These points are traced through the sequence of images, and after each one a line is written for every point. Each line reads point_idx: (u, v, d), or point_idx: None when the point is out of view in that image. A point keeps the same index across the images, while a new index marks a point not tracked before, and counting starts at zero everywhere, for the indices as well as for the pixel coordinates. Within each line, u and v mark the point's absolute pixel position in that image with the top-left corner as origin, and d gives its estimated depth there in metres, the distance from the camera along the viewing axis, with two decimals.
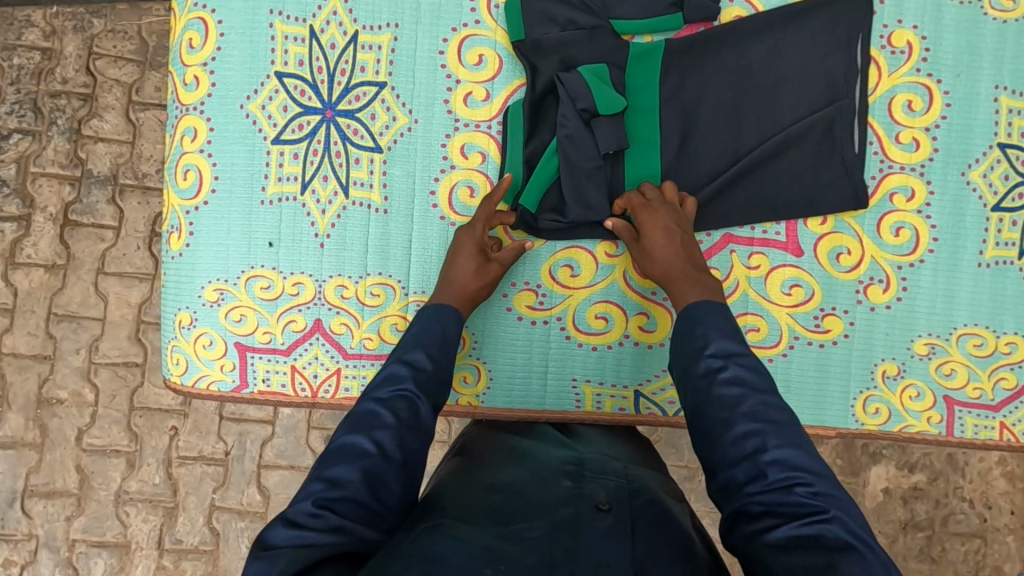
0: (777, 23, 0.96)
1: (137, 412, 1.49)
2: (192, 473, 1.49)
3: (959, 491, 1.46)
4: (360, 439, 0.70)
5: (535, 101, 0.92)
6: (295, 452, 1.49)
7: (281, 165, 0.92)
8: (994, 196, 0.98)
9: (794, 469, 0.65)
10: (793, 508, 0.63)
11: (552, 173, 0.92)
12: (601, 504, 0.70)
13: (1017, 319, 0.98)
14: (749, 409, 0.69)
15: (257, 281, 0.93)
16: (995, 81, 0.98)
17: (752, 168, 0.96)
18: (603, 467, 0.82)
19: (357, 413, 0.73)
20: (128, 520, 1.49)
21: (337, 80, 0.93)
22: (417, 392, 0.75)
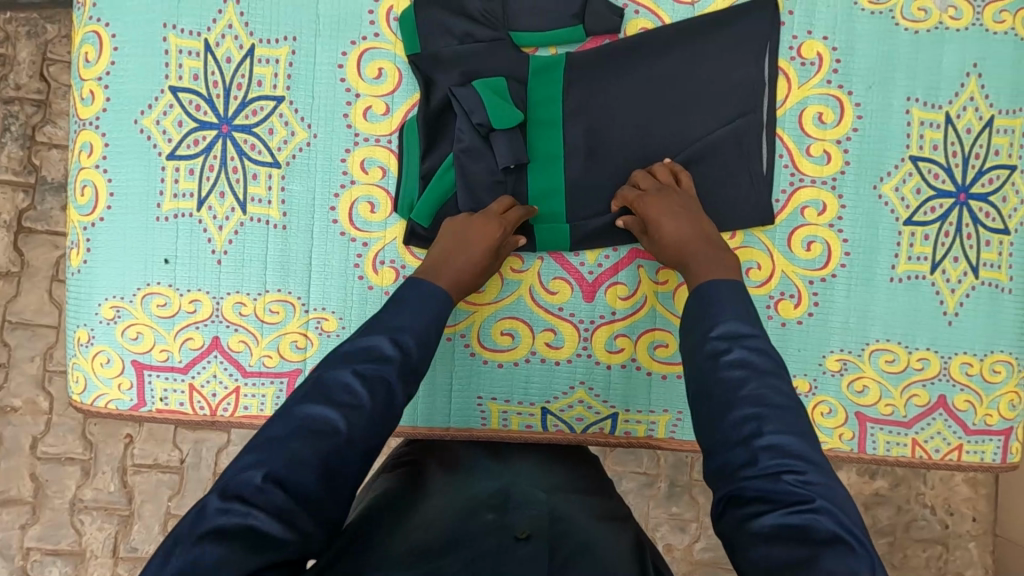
0: (685, 35, 0.94)
1: (91, 420, 1.49)
2: (148, 480, 1.48)
3: (921, 497, 1.45)
4: (328, 412, 0.67)
5: (431, 117, 0.91)
6: None
7: (176, 181, 0.91)
8: (906, 210, 0.97)
9: (789, 457, 0.62)
10: (779, 495, 0.60)
11: (450, 188, 0.92)
12: (520, 533, 0.68)
13: (932, 334, 0.97)
14: (750, 393, 0.67)
15: (153, 298, 0.92)
16: (908, 92, 0.96)
17: None
18: (528, 495, 0.79)
19: (332, 383, 0.70)
20: (83, 528, 1.49)
21: (233, 95, 0.91)
22: (393, 379, 0.72)
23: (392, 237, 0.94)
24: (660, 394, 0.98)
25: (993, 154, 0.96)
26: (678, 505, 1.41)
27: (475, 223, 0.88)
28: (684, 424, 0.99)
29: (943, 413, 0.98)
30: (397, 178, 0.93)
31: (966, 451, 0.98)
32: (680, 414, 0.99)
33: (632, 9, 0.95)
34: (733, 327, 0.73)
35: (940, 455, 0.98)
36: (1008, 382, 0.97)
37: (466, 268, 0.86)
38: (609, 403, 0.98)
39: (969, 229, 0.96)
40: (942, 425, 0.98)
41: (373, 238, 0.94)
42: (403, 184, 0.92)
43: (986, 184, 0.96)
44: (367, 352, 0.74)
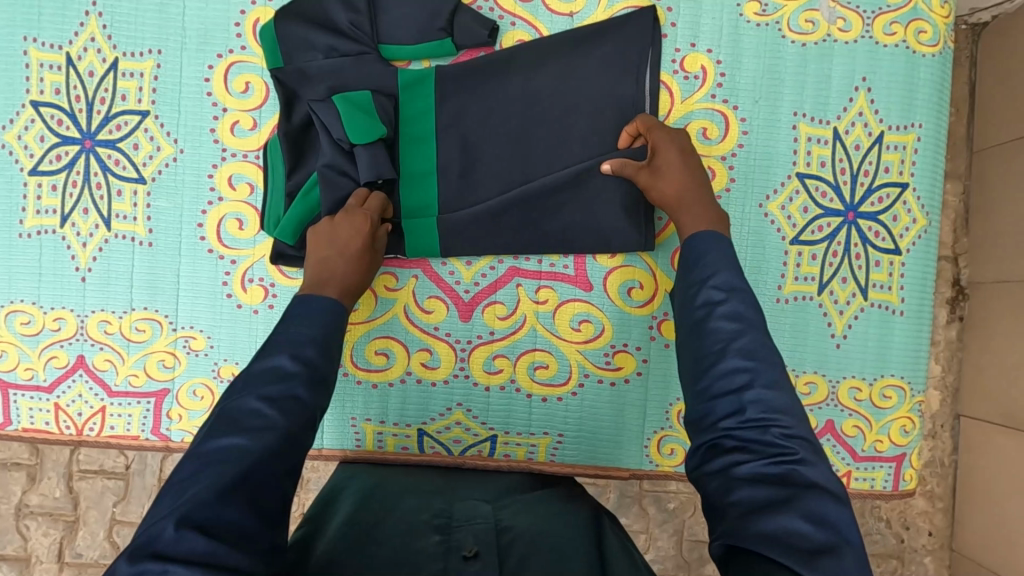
0: (562, 47, 0.90)
1: None
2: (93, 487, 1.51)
3: (876, 511, 1.35)
4: (238, 440, 0.63)
5: (294, 132, 0.89)
6: None
7: (39, 197, 0.90)
8: (793, 228, 0.94)
9: (774, 410, 0.61)
10: (762, 443, 0.60)
11: (316, 206, 0.89)
12: (468, 552, 0.66)
13: (818, 357, 0.94)
14: (743, 346, 0.66)
15: (17, 316, 0.91)
16: (794, 108, 0.93)
17: (534, 200, 0.90)
18: (472, 512, 0.77)
19: (236, 413, 0.66)
20: (28, 534, 1.51)
21: (97, 109, 0.90)
22: (300, 391, 0.70)
23: (261, 254, 0.92)
24: (540, 416, 0.96)
25: (884, 171, 0.92)
26: (628, 517, 1.30)
27: (340, 222, 0.84)
28: (564, 446, 0.96)
29: (830, 438, 0.95)
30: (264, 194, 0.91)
31: (855, 478, 0.95)
32: (560, 436, 0.96)
33: (508, 20, 0.93)
34: (730, 279, 0.71)
35: None
36: (899, 408, 0.94)
37: (345, 263, 0.83)
38: (487, 425, 0.96)
39: (857, 248, 0.93)
40: (830, 451, 0.95)
41: (242, 256, 0.92)
42: (270, 200, 0.90)
43: (875, 203, 0.93)
44: (271, 375, 0.70)
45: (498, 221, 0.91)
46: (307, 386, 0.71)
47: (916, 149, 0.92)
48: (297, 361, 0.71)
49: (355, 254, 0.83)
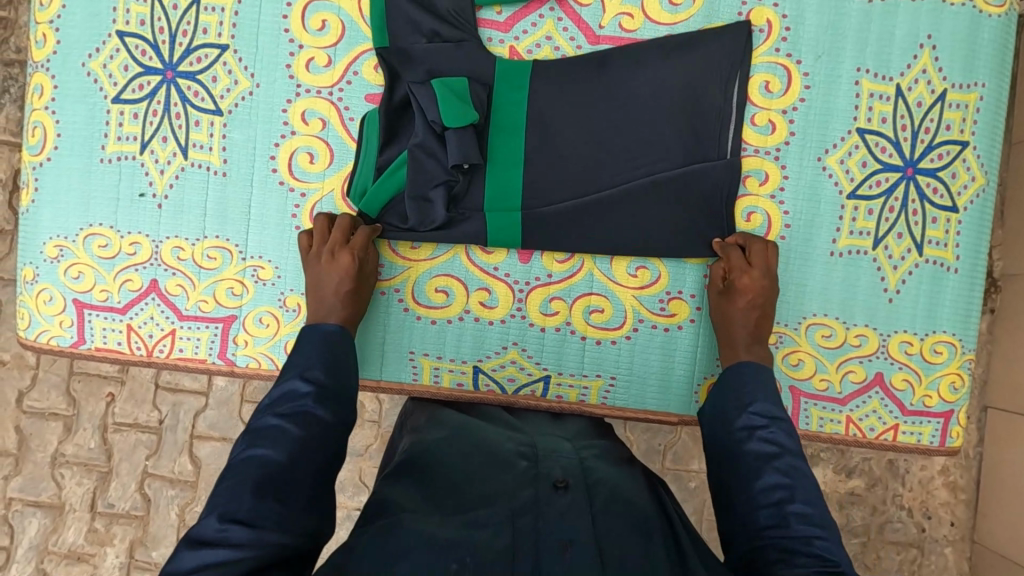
0: (656, 52, 0.93)
1: (75, 377, 1.56)
2: (127, 440, 1.55)
3: (898, 499, 1.39)
4: (263, 454, 0.70)
5: (392, 113, 0.92)
6: (227, 424, 1.55)
7: (120, 124, 0.93)
8: (851, 182, 0.95)
9: (812, 525, 0.68)
10: (808, 557, 0.66)
11: (400, 185, 0.93)
12: (558, 483, 0.74)
13: (868, 311, 0.95)
14: (784, 466, 0.73)
15: (94, 239, 0.94)
16: (857, 63, 0.94)
17: (611, 204, 0.93)
18: (556, 449, 0.84)
19: (257, 430, 0.74)
20: (63, 482, 1.56)
21: (178, 41, 0.93)
22: (314, 404, 0.76)
23: (329, 188, 0.94)
24: (592, 359, 0.98)
25: (945, 128, 0.94)
26: None
27: (325, 264, 0.88)
28: (617, 389, 0.98)
29: (879, 391, 0.96)
30: (354, 171, 0.94)
31: (902, 432, 0.96)
32: (612, 379, 0.98)
33: None
34: (769, 407, 0.78)
35: (874, 434, 0.96)
36: (949, 363, 0.95)
37: (336, 300, 0.88)
38: (541, 365, 0.98)
39: (914, 204, 0.94)
40: (878, 403, 0.96)
41: (312, 189, 0.94)
42: (359, 178, 0.93)
43: (935, 159, 0.94)
44: (288, 396, 0.77)
45: (576, 220, 0.94)
46: (321, 403, 0.76)
47: (978, 108, 0.94)
48: (311, 383, 0.78)
49: (345, 292, 0.88)
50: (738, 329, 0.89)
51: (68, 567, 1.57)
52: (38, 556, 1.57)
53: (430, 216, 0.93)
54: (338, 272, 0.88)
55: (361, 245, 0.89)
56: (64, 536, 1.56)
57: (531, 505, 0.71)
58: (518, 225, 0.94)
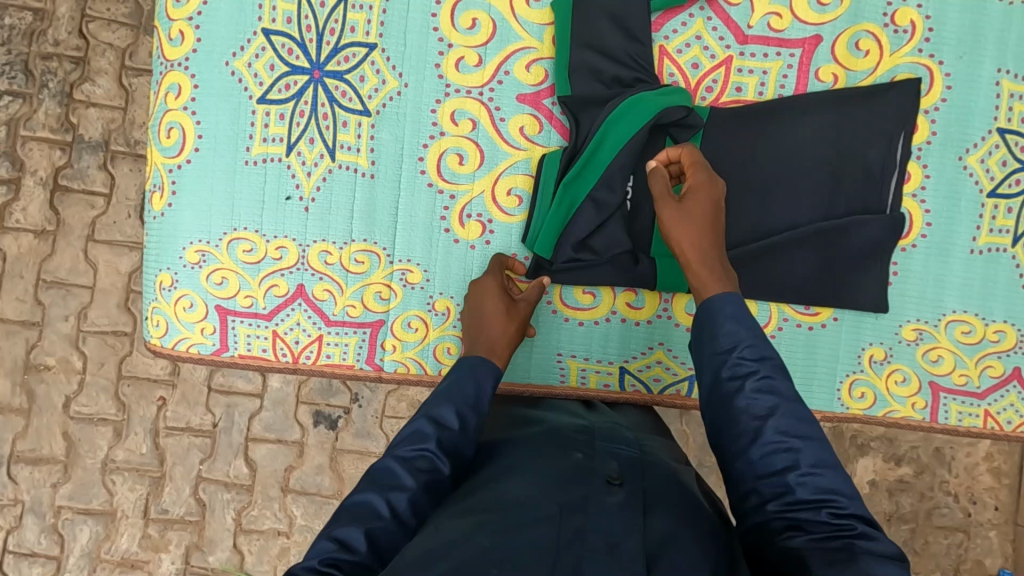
0: (835, 105, 0.94)
1: (125, 380, 1.50)
2: (180, 443, 1.50)
3: (945, 485, 1.45)
4: (375, 499, 0.68)
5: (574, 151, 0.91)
6: (283, 426, 1.51)
7: (266, 125, 0.91)
8: (991, 181, 0.97)
9: (830, 490, 0.62)
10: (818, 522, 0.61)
11: (566, 216, 0.91)
12: (614, 478, 0.70)
13: (1008, 307, 0.98)
14: (768, 371, 0.68)
15: (239, 243, 0.92)
16: (997, 64, 0.96)
17: (767, 253, 0.95)
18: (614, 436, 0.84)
19: (375, 471, 0.72)
20: (114, 488, 1.50)
21: (325, 40, 0.90)
22: (438, 452, 0.73)
23: (479, 190, 0.93)
24: None
25: None
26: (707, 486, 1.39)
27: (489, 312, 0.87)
28: None
29: (1016, 385, 0.99)
30: (527, 215, 0.93)
31: None
32: None
33: None
34: (760, 346, 0.70)
35: (1012, 427, 0.99)
36: None
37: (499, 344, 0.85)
38: (688, 365, 0.98)
39: None
40: (1015, 397, 0.99)
41: (461, 191, 0.93)
42: (532, 222, 0.92)
43: None
44: (411, 436, 0.74)
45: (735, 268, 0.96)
46: (444, 453, 0.73)
47: None
48: (436, 424, 0.74)
49: (512, 334, 0.86)
50: (706, 243, 0.80)
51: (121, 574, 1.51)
52: (90, 563, 1.50)
53: (598, 251, 0.93)
54: (506, 313, 0.86)
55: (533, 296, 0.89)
56: (116, 543, 1.51)
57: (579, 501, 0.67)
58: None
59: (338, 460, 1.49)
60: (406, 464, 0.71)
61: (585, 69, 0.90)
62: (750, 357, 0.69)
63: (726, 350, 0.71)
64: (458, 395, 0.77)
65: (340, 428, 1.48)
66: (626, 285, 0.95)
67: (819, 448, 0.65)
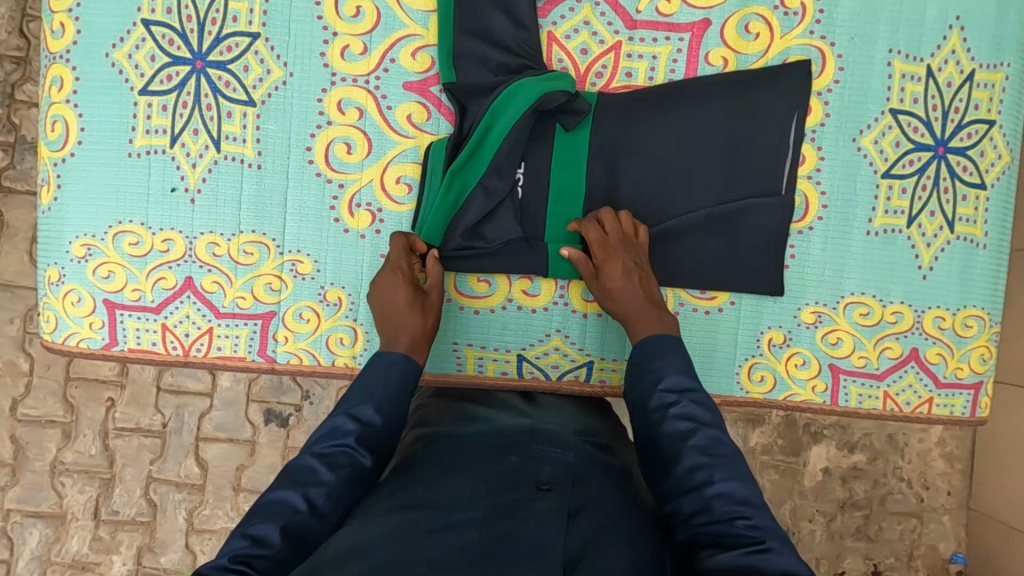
0: (724, 88, 0.94)
1: (72, 383, 1.49)
2: (130, 445, 1.49)
3: (897, 471, 1.45)
4: (292, 496, 0.65)
5: (462, 138, 0.91)
6: (235, 425, 1.49)
7: (149, 117, 0.90)
8: (885, 162, 0.97)
9: (739, 503, 0.63)
10: (735, 535, 0.60)
11: (455, 204, 0.91)
12: (542, 483, 0.67)
13: (906, 288, 0.98)
14: (686, 408, 0.72)
15: (124, 237, 0.91)
16: (890, 45, 0.96)
17: (660, 237, 0.95)
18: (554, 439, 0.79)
19: (294, 467, 0.69)
20: (63, 491, 1.49)
21: (207, 30, 0.90)
22: (358, 447, 0.71)
23: (368, 179, 0.93)
24: None
25: (973, 108, 0.96)
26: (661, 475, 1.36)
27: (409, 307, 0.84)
28: None
29: (915, 365, 0.99)
30: (417, 203, 0.93)
31: (936, 404, 0.99)
32: None
33: None
34: (682, 381, 0.74)
35: (910, 408, 0.99)
36: (979, 336, 0.98)
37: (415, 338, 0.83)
38: (584, 351, 0.98)
39: (946, 182, 0.96)
40: (913, 378, 0.99)
41: (350, 180, 0.93)
42: (421, 210, 0.92)
43: (964, 138, 0.96)
44: (330, 432, 0.72)
45: None
46: (366, 447, 0.72)
47: (1004, 88, 0.96)
48: (358, 420, 0.73)
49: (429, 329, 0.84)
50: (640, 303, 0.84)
51: None
52: (41, 566, 1.51)
53: (487, 239, 0.93)
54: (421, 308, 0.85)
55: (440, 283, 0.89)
56: (66, 546, 1.50)
57: (510, 508, 0.64)
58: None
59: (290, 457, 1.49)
60: (325, 460, 0.69)
61: (470, 58, 0.90)
62: (678, 390, 0.73)
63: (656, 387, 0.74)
64: (381, 386, 0.76)
65: (291, 425, 1.47)
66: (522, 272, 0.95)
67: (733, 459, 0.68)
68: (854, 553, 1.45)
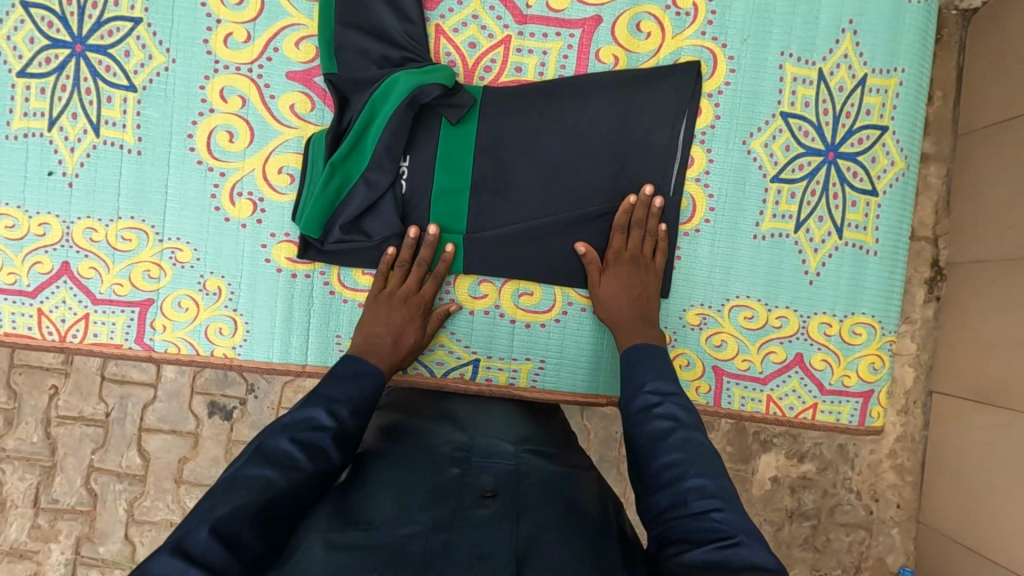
0: (613, 86, 0.93)
1: (15, 370, 1.52)
2: (72, 434, 1.49)
3: (846, 482, 1.35)
4: (268, 477, 0.64)
5: (341, 130, 0.90)
6: (179, 417, 1.49)
7: (27, 99, 0.89)
8: (774, 165, 0.95)
9: (711, 497, 0.61)
10: (700, 532, 0.58)
11: (335, 196, 0.90)
12: (486, 491, 0.66)
13: (792, 292, 0.95)
14: (668, 409, 0.70)
15: (0, 219, 0.90)
16: (782, 47, 0.95)
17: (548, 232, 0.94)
18: (492, 448, 0.77)
19: (267, 451, 0.67)
20: (4, 478, 1.50)
21: (88, 14, 0.89)
22: (332, 442, 0.70)
23: (249, 168, 0.92)
24: (521, 342, 0.97)
25: (865, 113, 0.94)
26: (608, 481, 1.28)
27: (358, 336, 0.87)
28: (546, 371, 0.97)
29: (799, 370, 0.96)
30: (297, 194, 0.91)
31: (821, 411, 0.97)
32: (542, 361, 0.97)
33: None
34: (666, 386, 0.73)
35: (794, 414, 0.97)
36: (868, 344, 0.96)
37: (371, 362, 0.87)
38: (470, 349, 0.98)
39: (835, 188, 0.94)
40: (797, 383, 0.97)
41: (231, 168, 0.92)
42: (301, 201, 0.91)
43: (855, 144, 0.94)
44: (305, 424, 0.71)
45: (522, 248, 0.94)
46: (339, 444, 0.71)
47: (898, 93, 0.94)
48: (335, 418, 0.72)
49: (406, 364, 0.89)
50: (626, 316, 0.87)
51: (11, 565, 1.51)
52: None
53: (367, 232, 0.92)
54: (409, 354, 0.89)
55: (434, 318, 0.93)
56: (6, 533, 1.51)
57: (449, 518, 0.62)
58: (462, 253, 0.94)
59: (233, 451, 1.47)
60: (303, 450, 0.68)
61: (352, 49, 0.90)
62: (664, 391, 0.73)
63: (638, 387, 0.74)
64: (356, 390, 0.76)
65: (234, 419, 1.47)
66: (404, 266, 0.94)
67: (709, 457, 0.65)
68: (801, 564, 1.36)
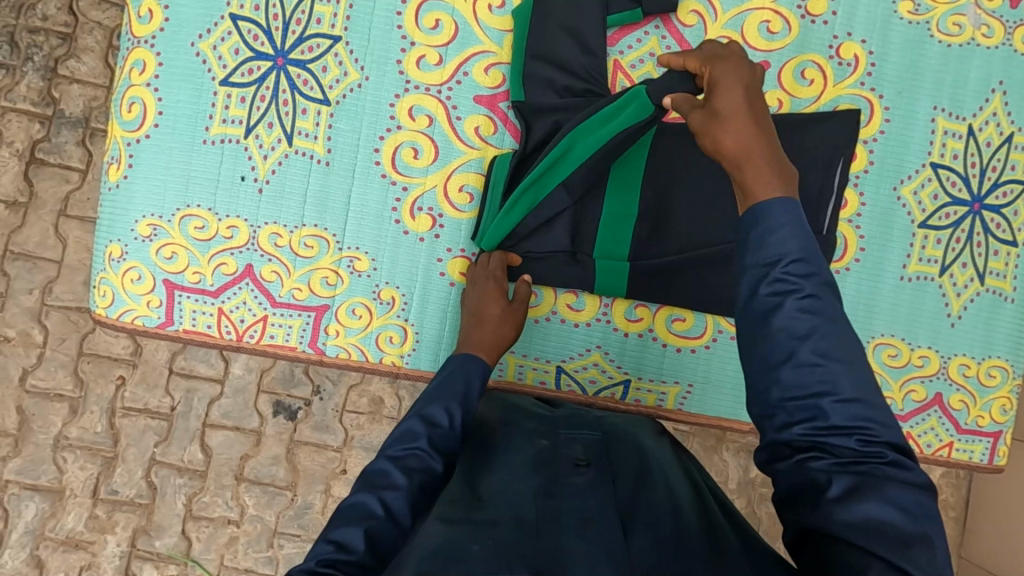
0: (779, 126, 0.98)
1: (85, 358, 1.44)
2: (136, 425, 1.43)
3: None
4: (368, 500, 0.66)
5: (526, 153, 0.94)
6: (242, 414, 1.44)
7: (226, 107, 0.93)
8: (922, 213, 1.01)
9: (864, 416, 0.55)
10: (846, 446, 0.55)
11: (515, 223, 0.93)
12: (580, 461, 0.71)
13: (932, 333, 1.02)
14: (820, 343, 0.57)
15: (190, 220, 0.94)
16: (934, 102, 1.01)
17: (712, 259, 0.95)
18: (580, 422, 0.82)
19: (368, 474, 0.70)
20: (65, 466, 1.43)
21: (292, 29, 0.93)
22: (430, 451, 0.71)
23: (431, 185, 0.96)
24: (671, 366, 1.01)
25: (1009, 169, 1.01)
26: None
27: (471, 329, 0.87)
28: (693, 396, 1.01)
29: (937, 410, 1.02)
30: (477, 213, 0.96)
31: (956, 449, 1.03)
32: (689, 386, 1.01)
33: None
34: (807, 259, 0.60)
35: (930, 450, 1.03)
36: (1001, 387, 1.02)
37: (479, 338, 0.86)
38: (622, 369, 1.01)
39: (979, 237, 1.01)
40: (935, 421, 1.02)
41: (414, 184, 0.96)
42: (482, 220, 0.95)
43: (1000, 197, 1.01)
44: (402, 438, 0.72)
45: (677, 275, 0.97)
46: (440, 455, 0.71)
47: None
48: (428, 423, 0.73)
49: (502, 335, 0.88)
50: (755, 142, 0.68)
51: (65, 555, 1.43)
52: (33, 542, 1.43)
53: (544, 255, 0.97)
54: (503, 314, 0.89)
55: (527, 295, 0.92)
56: (61, 522, 1.43)
57: (549, 486, 0.67)
58: (626, 275, 0.97)
59: (295, 451, 1.43)
60: (398, 466, 0.69)
61: (538, 79, 0.94)
62: (797, 273, 0.59)
63: (770, 262, 0.60)
64: (449, 391, 0.76)
65: (300, 420, 1.43)
66: (569, 287, 0.98)
67: (836, 336, 0.57)
68: None
